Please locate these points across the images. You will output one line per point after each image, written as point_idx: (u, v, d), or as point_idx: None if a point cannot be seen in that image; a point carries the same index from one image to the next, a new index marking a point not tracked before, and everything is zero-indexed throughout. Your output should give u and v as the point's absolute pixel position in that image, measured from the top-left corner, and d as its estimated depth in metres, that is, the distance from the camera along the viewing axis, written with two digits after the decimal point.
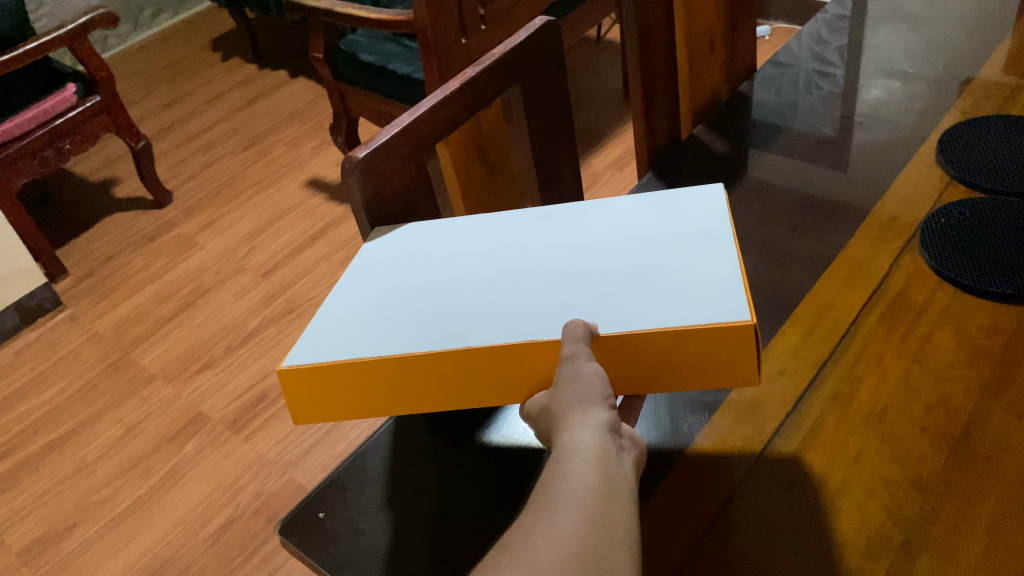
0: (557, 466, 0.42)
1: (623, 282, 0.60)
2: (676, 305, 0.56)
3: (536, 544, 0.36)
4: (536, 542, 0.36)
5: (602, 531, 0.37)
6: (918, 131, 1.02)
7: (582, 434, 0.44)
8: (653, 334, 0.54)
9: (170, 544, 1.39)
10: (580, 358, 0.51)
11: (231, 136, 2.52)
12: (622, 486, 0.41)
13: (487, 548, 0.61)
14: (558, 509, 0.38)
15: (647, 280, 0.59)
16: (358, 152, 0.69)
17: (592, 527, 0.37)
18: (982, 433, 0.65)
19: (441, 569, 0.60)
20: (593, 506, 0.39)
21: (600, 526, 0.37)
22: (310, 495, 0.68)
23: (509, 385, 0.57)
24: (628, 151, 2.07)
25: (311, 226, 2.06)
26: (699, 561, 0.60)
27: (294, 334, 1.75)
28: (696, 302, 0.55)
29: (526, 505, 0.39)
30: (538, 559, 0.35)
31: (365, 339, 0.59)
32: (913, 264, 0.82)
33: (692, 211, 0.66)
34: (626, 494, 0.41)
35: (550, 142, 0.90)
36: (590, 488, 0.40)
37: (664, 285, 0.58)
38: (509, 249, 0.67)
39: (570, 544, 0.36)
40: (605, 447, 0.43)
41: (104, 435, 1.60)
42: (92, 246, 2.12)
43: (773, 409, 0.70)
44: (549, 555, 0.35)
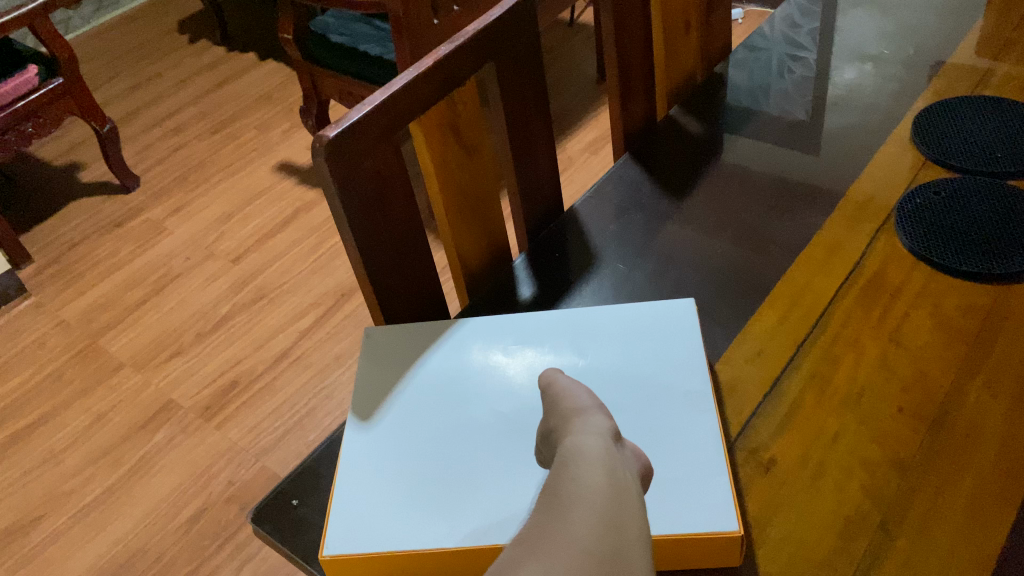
0: (564, 466, 0.38)
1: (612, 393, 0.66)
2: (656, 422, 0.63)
3: (551, 541, 0.32)
4: (551, 535, 0.32)
5: (617, 525, 0.34)
6: (892, 113, 1.01)
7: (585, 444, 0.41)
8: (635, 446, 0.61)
9: (141, 534, 1.36)
10: (579, 391, 0.50)
11: (199, 119, 2.47)
12: (632, 485, 0.38)
13: None
14: (569, 505, 0.34)
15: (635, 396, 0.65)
16: (327, 131, 0.68)
17: (607, 525, 0.33)
18: (958, 412, 0.65)
19: None
20: (604, 501, 0.35)
21: (616, 522, 0.34)
22: (282, 482, 0.71)
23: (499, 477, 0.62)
24: (603, 135, 2.06)
25: (281, 210, 2.03)
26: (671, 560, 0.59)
27: (266, 320, 1.72)
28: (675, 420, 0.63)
29: (535, 505, 0.35)
30: (554, 558, 0.31)
31: (384, 520, 0.60)
32: (888, 245, 0.82)
33: (673, 347, 0.70)
34: (637, 494, 0.37)
35: (526, 121, 0.89)
36: (602, 484, 0.36)
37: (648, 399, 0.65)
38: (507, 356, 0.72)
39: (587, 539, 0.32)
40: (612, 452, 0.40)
41: (72, 424, 1.57)
42: (57, 232, 2.08)
43: (751, 391, 0.70)
44: (566, 552, 0.31)
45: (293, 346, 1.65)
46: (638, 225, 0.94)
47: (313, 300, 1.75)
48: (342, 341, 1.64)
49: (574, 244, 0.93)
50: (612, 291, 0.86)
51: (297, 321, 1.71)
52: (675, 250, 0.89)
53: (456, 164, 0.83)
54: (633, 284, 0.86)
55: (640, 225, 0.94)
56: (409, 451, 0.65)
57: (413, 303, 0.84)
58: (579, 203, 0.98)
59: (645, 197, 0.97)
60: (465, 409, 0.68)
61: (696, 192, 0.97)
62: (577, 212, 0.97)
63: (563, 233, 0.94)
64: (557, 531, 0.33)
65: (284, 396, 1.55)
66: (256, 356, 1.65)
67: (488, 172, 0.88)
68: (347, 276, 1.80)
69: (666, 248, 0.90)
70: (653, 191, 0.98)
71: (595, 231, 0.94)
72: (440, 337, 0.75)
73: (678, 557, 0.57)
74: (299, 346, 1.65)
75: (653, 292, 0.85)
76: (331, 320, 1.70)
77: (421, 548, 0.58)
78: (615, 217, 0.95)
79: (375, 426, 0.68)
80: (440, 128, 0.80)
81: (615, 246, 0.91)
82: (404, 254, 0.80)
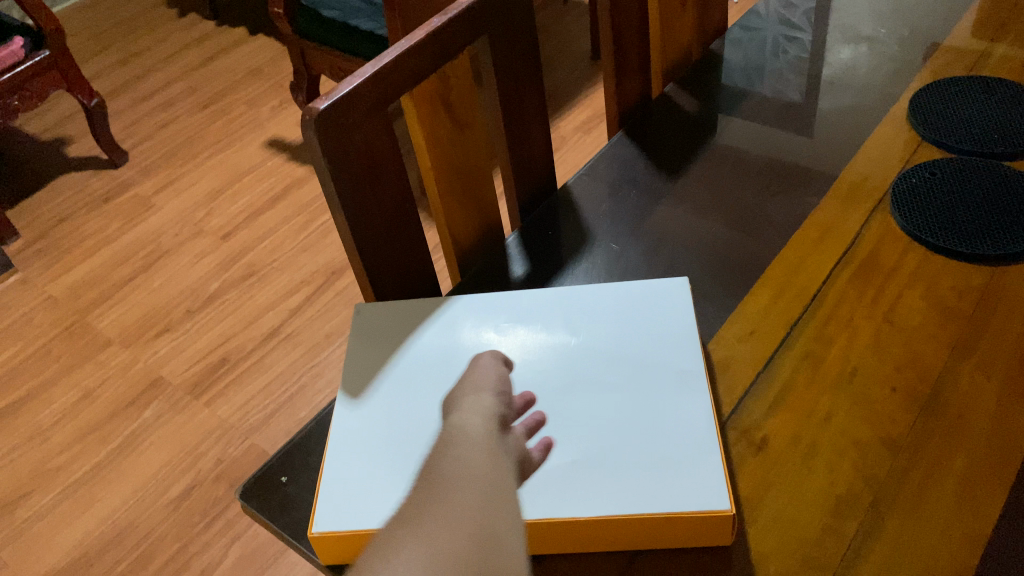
0: (450, 443, 0.41)
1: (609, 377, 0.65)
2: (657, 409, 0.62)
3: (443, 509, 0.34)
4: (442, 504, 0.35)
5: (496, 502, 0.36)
6: (888, 94, 1.01)
7: (467, 425, 0.43)
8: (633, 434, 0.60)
9: (129, 511, 1.36)
10: (488, 365, 0.54)
11: (189, 94, 2.45)
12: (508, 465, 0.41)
13: None
14: (452, 486, 0.36)
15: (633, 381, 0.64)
16: (317, 104, 0.67)
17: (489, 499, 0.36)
18: (951, 392, 0.65)
19: None
20: (489, 480, 0.38)
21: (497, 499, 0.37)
22: (270, 459, 0.70)
23: None
24: (597, 114, 2.05)
25: (271, 187, 2.01)
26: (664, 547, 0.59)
27: (255, 298, 1.71)
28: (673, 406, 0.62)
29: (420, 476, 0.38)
30: (442, 527, 0.33)
31: (373, 497, 0.60)
32: (883, 225, 0.81)
33: (667, 328, 0.69)
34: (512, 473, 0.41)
35: (520, 96, 0.88)
36: (488, 464, 0.39)
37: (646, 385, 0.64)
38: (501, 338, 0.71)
39: (467, 520, 0.34)
40: (492, 435, 0.43)
41: (59, 401, 1.56)
42: (44, 207, 2.06)
43: (743, 371, 0.69)
44: (453, 526, 0.33)
45: (283, 324, 1.64)
46: (631, 204, 0.93)
47: (303, 278, 1.74)
48: (332, 318, 1.64)
49: (567, 222, 0.92)
50: (604, 270, 0.85)
51: (287, 299, 1.70)
52: (668, 229, 0.89)
53: (448, 139, 0.82)
54: (626, 263, 0.86)
55: (634, 204, 0.93)
56: (401, 430, 0.64)
57: (404, 280, 0.84)
58: (572, 181, 0.98)
59: (639, 176, 0.97)
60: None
61: (690, 171, 0.96)
62: (570, 189, 0.96)
63: (555, 211, 0.94)
64: (442, 509, 0.34)
65: (274, 374, 1.54)
66: (246, 333, 1.64)
67: (481, 148, 0.87)
68: (338, 254, 1.79)
69: (659, 228, 0.89)
70: (647, 170, 0.97)
71: (588, 210, 0.93)
72: (431, 316, 0.74)
73: (669, 535, 0.57)
74: (289, 324, 1.64)
75: (646, 271, 0.84)
76: (321, 298, 1.69)
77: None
78: (608, 196, 0.95)
79: (366, 404, 0.67)
80: (433, 102, 0.79)
81: (609, 225, 0.91)
82: (395, 231, 0.79)
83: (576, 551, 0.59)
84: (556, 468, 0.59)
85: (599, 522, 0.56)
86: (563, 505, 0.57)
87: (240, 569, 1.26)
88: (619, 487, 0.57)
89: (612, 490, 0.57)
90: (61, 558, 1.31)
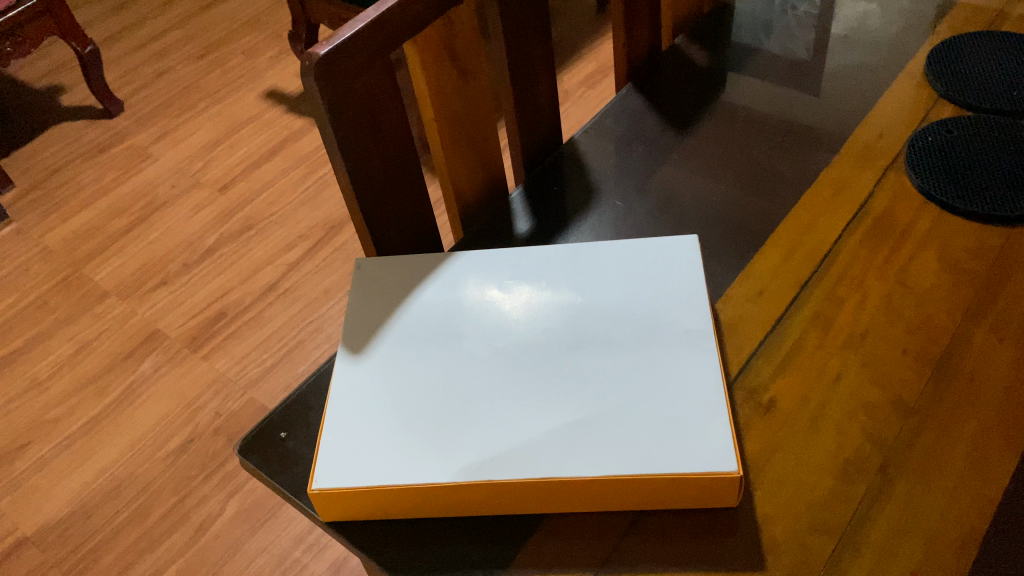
0: None
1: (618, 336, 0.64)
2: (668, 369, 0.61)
3: None
4: None
5: None
6: (902, 49, 0.98)
7: None
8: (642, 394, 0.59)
9: (127, 464, 1.36)
10: None
11: (185, 43, 2.40)
12: None
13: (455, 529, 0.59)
14: None
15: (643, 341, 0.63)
16: (317, 49, 0.64)
17: None
18: (964, 355, 0.64)
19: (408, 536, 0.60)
20: None
21: None
22: (270, 414, 0.70)
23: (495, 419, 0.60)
24: (602, 67, 2.01)
25: (269, 139, 1.98)
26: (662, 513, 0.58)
27: (253, 251, 1.69)
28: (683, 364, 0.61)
29: None
30: None
31: (374, 454, 0.59)
32: (898, 184, 0.79)
33: (675, 284, 0.68)
34: None
35: (526, 45, 0.85)
36: None
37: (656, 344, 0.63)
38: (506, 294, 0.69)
39: None
40: None
41: (56, 352, 1.55)
42: (38, 156, 2.03)
43: (752, 331, 0.68)
44: None
45: (281, 278, 1.63)
46: (639, 161, 0.91)
47: (301, 232, 1.72)
48: (331, 273, 1.62)
49: (573, 178, 0.90)
50: (610, 227, 0.84)
51: (285, 253, 1.68)
52: (675, 187, 0.87)
53: (452, 89, 0.80)
54: (632, 220, 0.84)
55: (641, 161, 0.91)
56: (403, 387, 0.63)
57: (406, 233, 0.82)
58: (578, 136, 0.96)
59: (647, 132, 0.95)
60: (460, 344, 0.66)
61: (698, 128, 0.94)
62: (576, 145, 0.95)
63: (560, 167, 0.92)
64: None
65: (273, 329, 1.53)
66: (244, 287, 1.63)
67: (486, 99, 0.85)
68: (337, 208, 1.76)
69: (666, 185, 0.87)
70: (656, 126, 0.95)
71: (594, 166, 0.91)
72: (434, 272, 0.73)
73: (673, 496, 0.56)
74: (288, 278, 1.63)
75: (653, 229, 0.83)
76: (320, 252, 1.67)
77: (413, 483, 0.57)
78: (615, 152, 0.93)
79: (367, 359, 0.66)
80: (437, 50, 0.76)
81: (616, 181, 0.89)
82: (396, 183, 0.77)
83: (579, 510, 0.59)
84: (561, 428, 0.58)
85: (604, 482, 0.55)
86: (567, 465, 0.56)
87: (237, 523, 1.26)
88: (624, 446, 0.56)
89: (618, 449, 0.56)
90: (59, 509, 1.31)
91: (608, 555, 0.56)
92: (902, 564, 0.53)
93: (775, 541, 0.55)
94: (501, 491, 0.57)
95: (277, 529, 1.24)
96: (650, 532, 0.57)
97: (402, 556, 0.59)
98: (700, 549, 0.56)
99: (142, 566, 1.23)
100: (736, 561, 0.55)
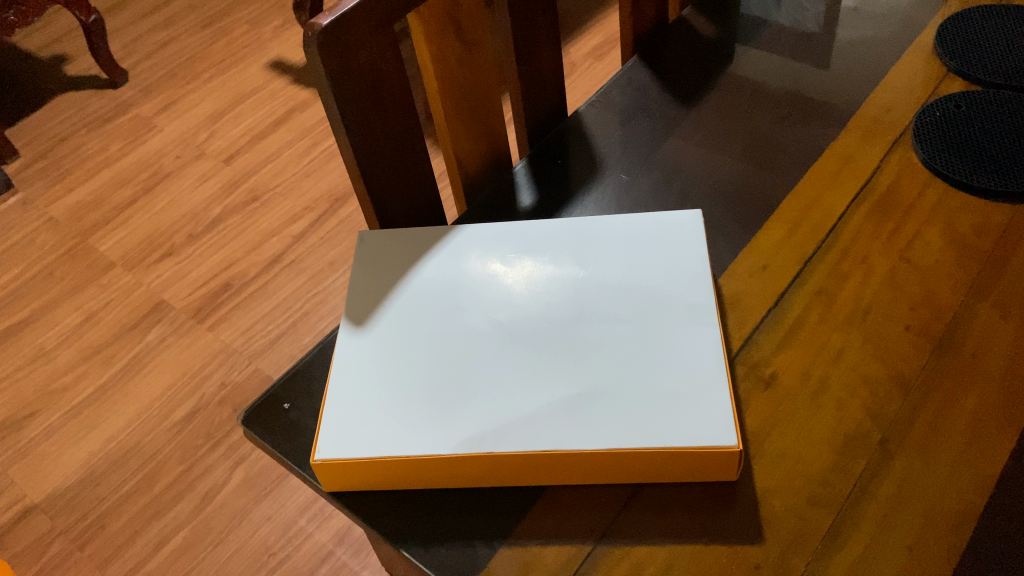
0: None
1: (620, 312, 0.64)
2: (670, 344, 0.61)
3: None
4: None
5: None
6: (913, 22, 0.97)
7: None
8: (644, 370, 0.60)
9: (134, 433, 1.37)
10: None
11: (189, 12, 2.38)
12: None
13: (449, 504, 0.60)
14: None
15: (645, 318, 0.63)
16: (319, 19, 0.64)
17: None
18: (966, 331, 0.64)
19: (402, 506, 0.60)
20: None
21: None
22: (273, 387, 0.70)
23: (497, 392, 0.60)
24: (609, 39, 1.99)
25: (273, 110, 1.98)
26: (654, 487, 0.58)
27: (258, 223, 1.69)
28: (685, 339, 0.61)
29: None
30: None
31: (375, 425, 0.59)
32: (904, 159, 0.79)
33: (677, 258, 0.67)
34: None
35: (531, 16, 0.84)
36: None
37: (659, 320, 0.63)
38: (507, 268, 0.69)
39: None
40: None
41: (63, 322, 1.56)
42: (43, 126, 2.02)
43: (755, 306, 0.68)
44: None
45: (286, 251, 1.63)
46: (644, 134, 0.91)
47: (306, 205, 1.71)
48: (336, 246, 1.62)
49: (577, 151, 0.90)
50: (613, 201, 0.83)
51: (290, 225, 1.68)
52: (680, 161, 0.86)
53: (455, 60, 0.79)
54: (636, 194, 0.84)
55: (646, 134, 0.91)
56: (406, 359, 0.64)
57: (409, 206, 0.82)
58: (583, 109, 0.95)
59: (652, 105, 0.94)
60: (462, 318, 0.66)
61: (705, 101, 0.93)
62: (581, 118, 0.94)
63: (565, 140, 0.92)
64: None
65: (278, 300, 1.53)
66: (249, 259, 1.63)
67: (490, 70, 0.84)
68: (341, 180, 1.76)
69: (670, 159, 0.87)
70: (661, 99, 0.95)
71: (599, 139, 0.91)
72: (437, 245, 0.73)
73: (672, 469, 0.57)
74: (292, 251, 1.63)
75: (657, 203, 0.82)
76: (325, 224, 1.67)
77: (414, 454, 0.57)
78: (619, 125, 0.92)
79: (369, 332, 0.66)
80: (441, 21, 0.75)
81: (620, 154, 0.88)
82: (399, 156, 0.77)
83: (578, 482, 0.59)
84: (561, 401, 0.58)
85: (603, 456, 0.56)
86: (567, 438, 0.56)
87: (242, 492, 1.27)
88: (624, 420, 0.57)
89: (618, 423, 0.56)
90: (67, 478, 1.32)
91: (606, 527, 0.57)
92: (899, 539, 0.54)
93: (773, 514, 0.56)
94: (502, 463, 0.57)
95: (282, 497, 1.26)
96: (649, 505, 0.57)
97: (403, 526, 0.59)
98: (698, 522, 0.56)
99: (149, 533, 1.24)
100: (733, 534, 0.55)
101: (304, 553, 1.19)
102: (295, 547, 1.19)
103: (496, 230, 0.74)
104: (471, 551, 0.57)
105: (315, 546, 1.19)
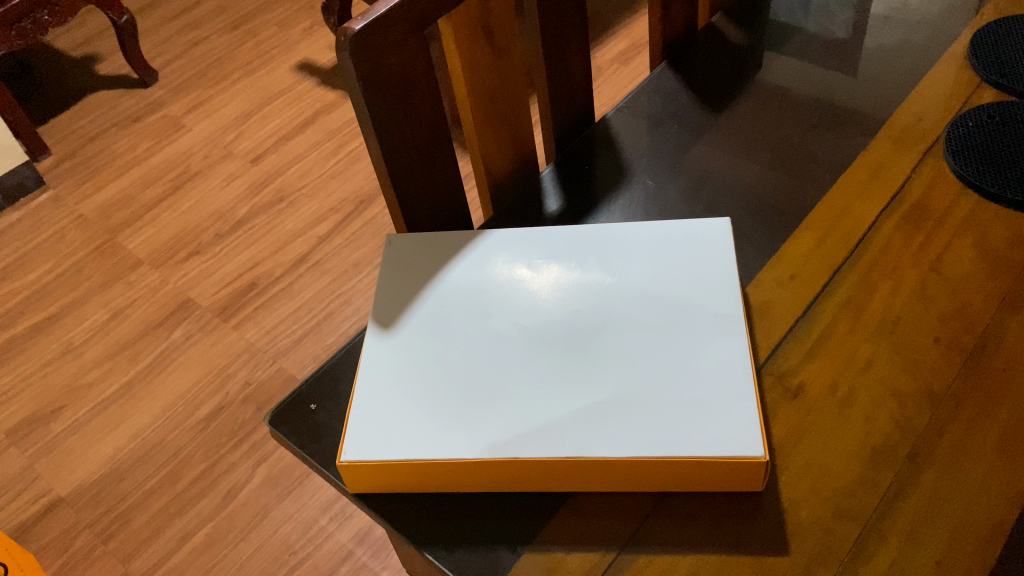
0: None
1: (646, 326, 0.63)
2: (698, 358, 0.60)
3: None
4: None
5: None
6: (944, 31, 0.96)
7: None
8: (668, 385, 0.59)
9: (159, 429, 1.38)
10: None
11: (219, 13, 2.40)
12: None
13: (471, 509, 0.60)
14: None
15: (672, 331, 0.63)
16: (352, 24, 0.64)
17: None
18: (998, 345, 0.63)
19: (423, 508, 0.61)
20: None
21: None
22: (299, 387, 0.71)
23: (523, 399, 0.60)
24: (636, 43, 1.99)
25: (301, 112, 1.99)
26: (674, 499, 0.58)
27: (284, 223, 1.71)
28: (710, 351, 0.61)
29: None
30: None
31: (401, 428, 0.59)
32: (935, 170, 0.78)
33: (705, 267, 0.67)
34: None
35: (560, 21, 0.84)
36: None
37: (683, 333, 0.62)
38: (533, 276, 0.69)
39: None
40: None
41: (91, 318, 1.58)
42: (74, 125, 2.05)
43: (783, 315, 0.68)
44: None
45: (312, 251, 1.64)
46: (672, 139, 0.91)
47: (331, 206, 1.72)
48: (361, 247, 1.63)
49: (604, 157, 0.90)
50: (641, 207, 0.83)
51: (315, 226, 1.69)
52: (709, 167, 0.86)
53: (484, 66, 0.79)
54: (663, 200, 0.83)
55: (674, 141, 0.90)
56: (432, 364, 0.64)
57: (436, 210, 0.82)
58: (611, 115, 0.95)
59: (680, 111, 0.94)
60: (489, 322, 0.66)
61: (733, 108, 0.93)
62: (609, 123, 0.94)
63: (593, 145, 0.92)
64: None
65: (302, 301, 1.54)
66: (274, 259, 1.64)
67: (519, 75, 0.84)
68: (367, 182, 1.77)
69: (699, 166, 0.87)
70: (689, 105, 0.95)
71: (627, 146, 0.91)
72: (464, 249, 0.73)
73: (697, 479, 0.56)
74: (317, 251, 1.64)
75: (686, 210, 0.82)
76: (350, 225, 1.67)
77: (439, 458, 0.57)
78: (648, 131, 0.92)
79: (396, 335, 0.66)
80: (471, 26, 0.75)
81: (647, 160, 0.88)
82: (427, 159, 0.77)
83: (601, 489, 0.59)
84: (587, 407, 0.58)
85: (629, 462, 0.56)
86: (591, 443, 0.56)
87: (265, 490, 1.28)
88: (648, 427, 0.56)
89: (643, 429, 0.56)
90: (92, 473, 1.34)
91: (631, 535, 0.57)
92: (927, 553, 0.53)
93: (800, 526, 0.56)
94: (527, 469, 0.57)
95: (303, 496, 1.26)
96: (675, 514, 0.57)
97: (426, 530, 0.60)
98: (723, 532, 0.56)
99: (172, 529, 1.25)
100: (759, 545, 0.55)
101: (325, 552, 1.19)
102: (315, 547, 1.20)
103: (522, 236, 0.73)
104: (495, 555, 0.58)
105: (336, 546, 1.20)
